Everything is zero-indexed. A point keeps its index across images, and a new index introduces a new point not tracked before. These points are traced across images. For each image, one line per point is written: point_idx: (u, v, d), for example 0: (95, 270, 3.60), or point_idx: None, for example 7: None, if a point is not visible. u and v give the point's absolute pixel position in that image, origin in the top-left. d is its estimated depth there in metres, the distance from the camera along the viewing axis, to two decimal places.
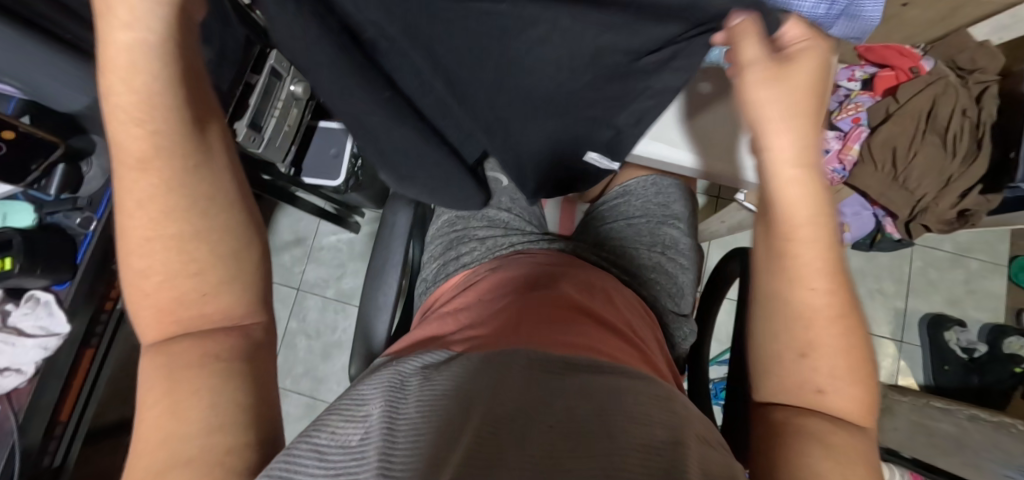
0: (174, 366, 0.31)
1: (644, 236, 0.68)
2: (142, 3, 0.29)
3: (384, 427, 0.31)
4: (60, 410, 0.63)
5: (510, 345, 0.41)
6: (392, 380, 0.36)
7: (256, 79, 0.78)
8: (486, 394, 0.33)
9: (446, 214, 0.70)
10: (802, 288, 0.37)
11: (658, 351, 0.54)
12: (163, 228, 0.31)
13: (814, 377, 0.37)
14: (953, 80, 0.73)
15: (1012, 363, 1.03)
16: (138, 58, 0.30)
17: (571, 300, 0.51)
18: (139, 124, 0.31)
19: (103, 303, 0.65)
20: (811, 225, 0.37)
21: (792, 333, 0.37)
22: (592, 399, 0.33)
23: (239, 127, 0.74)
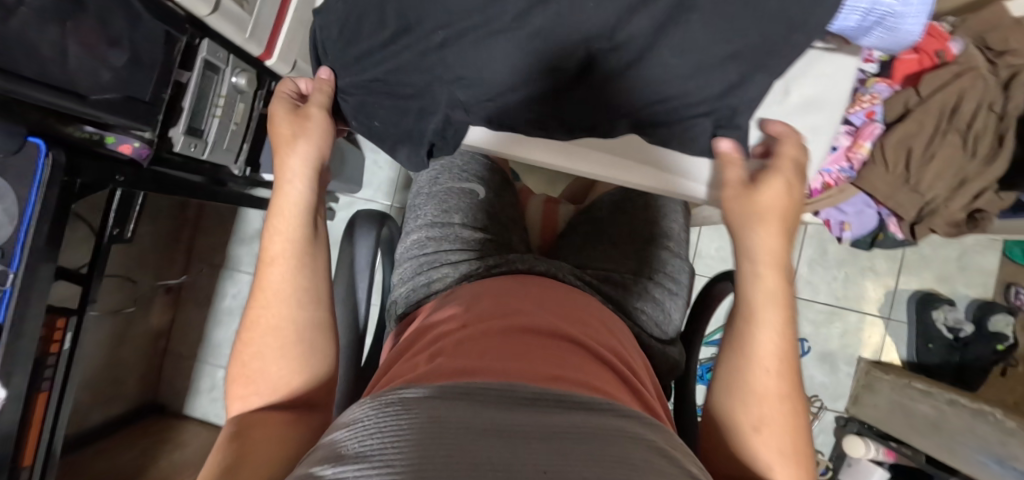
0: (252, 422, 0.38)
1: (629, 258, 0.63)
2: (283, 245, 0.44)
3: (380, 442, 0.29)
4: (23, 457, 0.61)
5: (500, 368, 0.38)
6: (378, 425, 0.31)
7: (187, 77, 0.67)
8: (468, 421, 0.30)
9: (418, 231, 0.64)
10: (745, 413, 0.39)
11: (654, 396, 0.48)
12: (288, 374, 0.42)
13: (764, 450, 0.38)
14: (984, 70, 0.64)
15: (996, 341, 1.05)
16: (284, 266, 0.43)
17: (542, 328, 0.46)
18: (279, 265, 0.43)
19: (47, 346, 0.61)
20: (770, 356, 0.39)
21: (744, 407, 0.40)
22: (599, 460, 0.28)
23: (175, 136, 0.66)
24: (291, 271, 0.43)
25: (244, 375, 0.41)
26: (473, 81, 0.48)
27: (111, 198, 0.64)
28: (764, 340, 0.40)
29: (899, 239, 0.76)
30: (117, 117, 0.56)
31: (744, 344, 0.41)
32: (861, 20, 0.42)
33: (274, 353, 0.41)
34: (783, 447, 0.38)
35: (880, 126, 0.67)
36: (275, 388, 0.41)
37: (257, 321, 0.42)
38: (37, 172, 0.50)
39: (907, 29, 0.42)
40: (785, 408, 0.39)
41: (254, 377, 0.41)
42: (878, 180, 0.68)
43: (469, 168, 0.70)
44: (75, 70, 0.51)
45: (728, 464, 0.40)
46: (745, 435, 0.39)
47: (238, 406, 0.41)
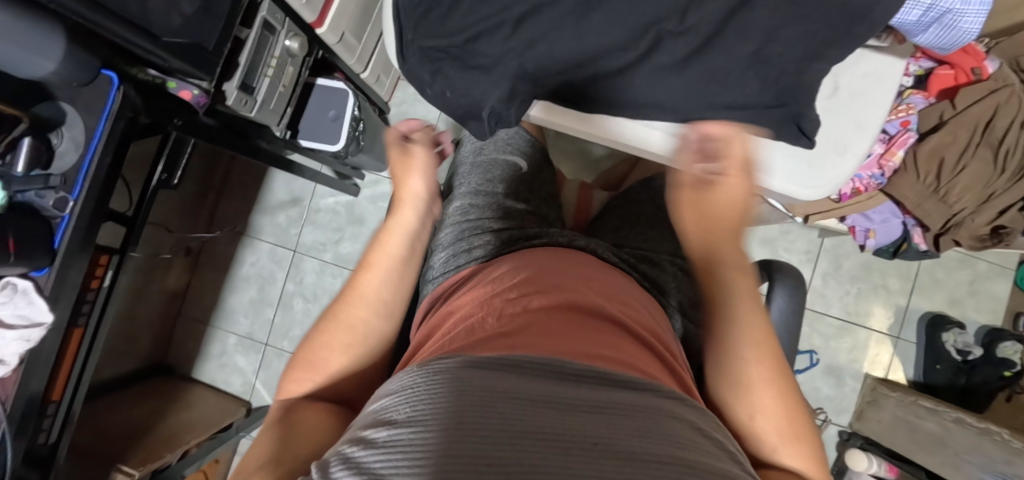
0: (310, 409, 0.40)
1: (666, 241, 0.64)
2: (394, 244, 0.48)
3: (409, 422, 0.28)
4: (52, 390, 0.61)
5: (542, 342, 0.37)
6: (411, 402, 0.30)
7: (246, 34, 0.68)
8: (500, 395, 0.28)
9: (461, 200, 0.66)
10: (744, 408, 0.39)
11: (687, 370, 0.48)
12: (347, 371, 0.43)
13: (767, 439, 0.39)
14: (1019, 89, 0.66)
15: (1002, 367, 1.05)
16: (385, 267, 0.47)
17: (582, 303, 0.45)
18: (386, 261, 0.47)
19: (88, 281, 0.62)
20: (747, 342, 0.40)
21: (739, 399, 0.39)
22: (643, 441, 0.26)
23: (229, 90, 0.68)
24: (387, 279, 0.45)
25: (305, 362, 0.43)
26: (538, 51, 0.50)
27: (162, 147, 0.66)
28: (743, 317, 0.40)
29: (923, 250, 0.77)
30: (185, 63, 0.58)
31: (726, 331, 0.41)
32: (921, 18, 0.46)
33: (338, 349, 0.43)
34: (780, 429, 0.38)
35: (914, 136, 0.69)
36: (326, 378, 0.43)
37: (337, 311, 0.44)
38: (108, 102, 0.53)
39: (963, 28, 0.47)
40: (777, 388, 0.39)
41: (315, 365, 0.43)
42: (909, 187, 0.70)
43: (515, 145, 0.72)
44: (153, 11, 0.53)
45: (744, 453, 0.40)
46: (744, 420, 0.39)
47: (291, 387, 0.43)
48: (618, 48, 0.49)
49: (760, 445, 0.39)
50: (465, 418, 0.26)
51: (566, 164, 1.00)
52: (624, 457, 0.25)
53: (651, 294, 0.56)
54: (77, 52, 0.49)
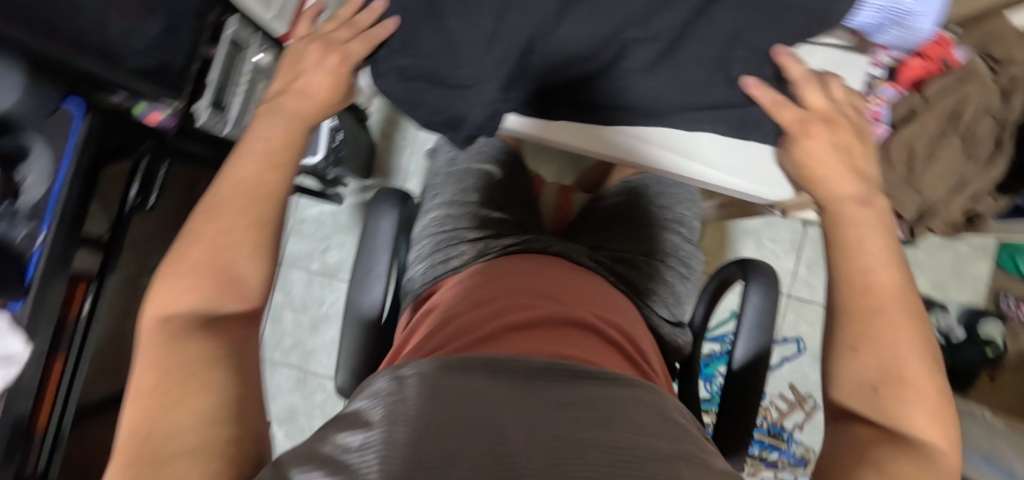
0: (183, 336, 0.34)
1: (643, 243, 0.65)
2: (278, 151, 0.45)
3: (384, 420, 0.30)
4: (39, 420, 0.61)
5: (513, 349, 0.40)
6: (387, 400, 0.32)
7: (214, 51, 0.68)
8: (473, 392, 0.32)
9: (435, 210, 0.65)
10: (851, 344, 0.36)
11: (658, 371, 0.50)
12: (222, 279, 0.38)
13: (867, 371, 0.35)
14: (985, 75, 0.67)
15: (986, 347, 1.09)
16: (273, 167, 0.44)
17: (556, 313, 0.46)
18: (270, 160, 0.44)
19: (66, 310, 0.62)
20: (881, 270, 0.38)
21: (849, 326, 0.37)
22: (606, 430, 0.29)
23: (200, 109, 0.67)
24: (276, 187, 0.43)
25: (191, 277, 0.37)
26: (506, 62, 0.50)
27: (135, 171, 0.66)
28: (870, 249, 0.40)
29: (898, 238, 0.79)
30: (152, 85, 0.57)
31: (845, 255, 0.40)
32: (877, 19, 0.51)
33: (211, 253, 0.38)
34: (886, 364, 0.34)
35: (885, 128, 0.70)
36: (228, 291, 0.38)
37: (220, 215, 0.39)
38: (73, 131, 0.53)
39: (919, 29, 0.51)
40: (907, 320, 0.36)
41: (211, 276, 0.38)
42: (882, 180, 0.71)
43: (489, 150, 0.72)
44: (115, 33, 0.52)
45: (847, 379, 0.36)
46: (841, 354, 0.37)
47: (172, 303, 0.36)
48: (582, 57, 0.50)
49: (861, 330, 0.36)
50: (441, 419, 0.29)
51: (548, 166, 0.99)
52: (620, 436, 0.29)
53: (625, 296, 0.57)
54: None
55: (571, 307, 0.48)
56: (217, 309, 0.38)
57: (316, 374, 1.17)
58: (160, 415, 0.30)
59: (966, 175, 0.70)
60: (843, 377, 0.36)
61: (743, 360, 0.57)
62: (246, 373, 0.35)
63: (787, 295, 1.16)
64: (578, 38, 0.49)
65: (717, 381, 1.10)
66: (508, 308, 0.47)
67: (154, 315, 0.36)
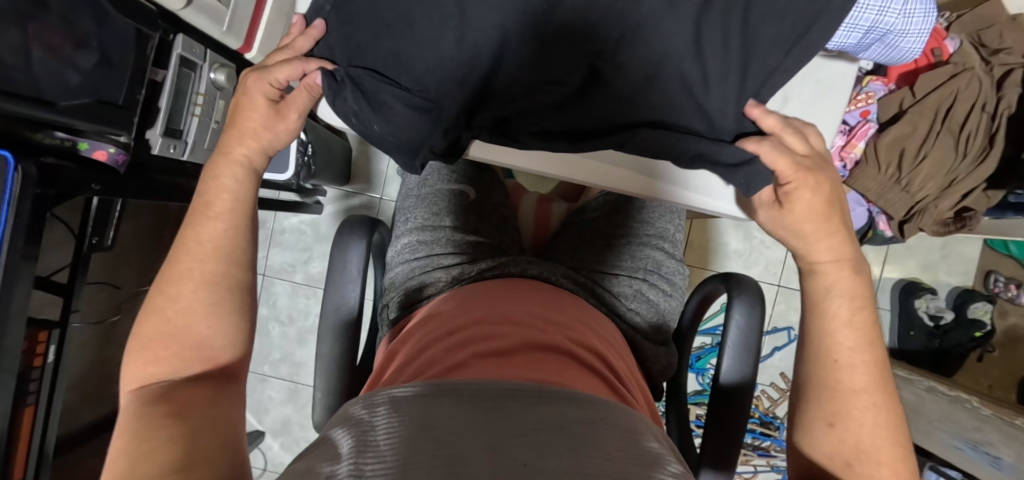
0: (154, 404, 0.32)
1: (625, 259, 0.62)
2: (237, 175, 0.42)
3: (357, 451, 0.30)
4: (13, 472, 0.60)
5: (489, 374, 0.38)
6: (359, 433, 0.32)
7: (162, 75, 0.63)
8: (442, 418, 0.31)
9: (408, 235, 0.63)
10: (823, 421, 0.35)
11: (641, 401, 0.47)
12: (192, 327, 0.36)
13: (843, 448, 0.34)
14: (980, 70, 0.64)
15: (974, 328, 1.08)
16: (232, 200, 0.41)
17: (529, 339, 0.43)
18: (225, 189, 0.41)
19: (31, 359, 0.60)
20: (856, 351, 0.36)
21: (821, 401, 0.36)
22: (575, 458, 0.28)
23: (153, 137, 0.64)
24: (230, 228, 0.39)
25: (156, 339, 0.35)
26: None
27: (88, 210, 0.62)
28: (840, 312, 0.37)
29: (887, 237, 0.77)
30: (92, 124, 0.54)
31: (821, 326, 0.37)
32: (863, 39, 0.48)
33: (185, 301, 0.36)
34: (860, 442, 0.34)
35: (874, 126, 0.68)
36: (190, 354, 0.36)
37: (181, 261, 0.37)
38: (5, 186, 0.48)
39: (904, 47, 0.50)
40: (878, 389, 0.35)
41: (173, 336, 0.36)
42: (870, 180, 0.68)
43: (462, 169, 0.69)
44: (41, 74, 0.49)
45: (821, 456, 0.35)
46: (815, 425, 0.36)
47: (143, 371, 0.35)
48: (563, 78, 0.49)
49: (835, 407, 0.35)
50: (408, 450, 0.28)
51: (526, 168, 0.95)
52: (586, 464, 0.28)
53: (606, 318, 0.55)
54: None
55: (544, 331, 0.45)
56: (182, 375, 0.35)
57: (307, 386, 1.16)
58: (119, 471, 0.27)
59: (956, 172, 0.67)
60: (817, 452, 0.36)
61: (729, 365, 0.55)
62: (219, 422, 0.32)
63: (777, 286, 1.14)
64: (560, 63, 0.49)
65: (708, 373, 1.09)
66: (478, 337, 0.44)
67: (129, 390, 0.34)
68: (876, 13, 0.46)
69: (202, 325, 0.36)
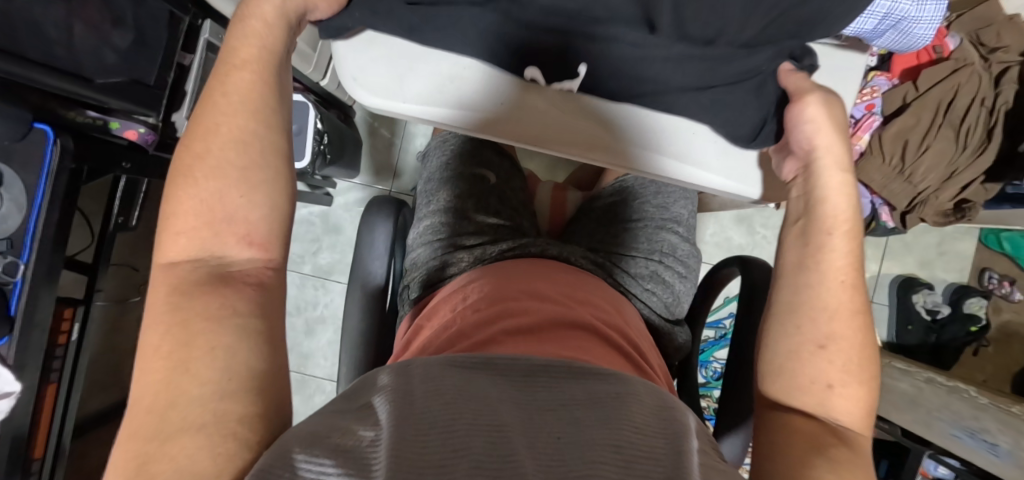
0: (189, 311, 0.28)
1: (641, 242, 0.64)
2: (254, 59, 0.35)
3: (394, 418, 0.26)
4: (35, 448, 0.60)
5: (522, 346, 0.38)
6: (392, 395, 0.29)
7: (189, 59, 0.64)
8: (474, 389, 0.29)
9: (430, 217, 0.64)
10: (809, 345, 0.33)
11: (660, 375, 0.49)
12: (229, 213, 0.31)
13: (826, 371, 0.32)
14: (977, 66, 0.67)
15: (969, 323, 1.12)
16: (249, 82, 0.34)
17: (556, 315, 0.44)
18: (244, 73, 0.34)
19: (55, 337, 0.60)
20: (842, 275, 0.35)
21: (810, 324, 0.33)
22: (606, 429, 0.26)
23: (179, 120, 0.64)
24: (254, 105, 0.34)
25: (187, 197, 0.31)
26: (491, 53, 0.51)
27: (115, 190, 0.63)
28: (839, 250, 0.36)
29: (890, 227, 0.79)
30: (123, 102, 0.55)
31: (811, 262, 0.36)
32: (878, 25, 0.50)
33: (221, 177, 0.31)
34: (847, 363, 0.32)
35: (877, 119, 0.71)
36: (223, 228, 0.31)
37: (206, 139, 0.32)
38: (45, 157, 0.50)
39: (917, 34, 0.52)
40: (857, 325, 0.34)
41: (207, 204, 0.31)
42: (875, 171, 0.71)
43: (480, 155, 0.71)
44: (80, 51, 0.50)
45: (785, 387, 0.33)
46: (803, 349, 0.33)
47: (176, 241, 0.30)
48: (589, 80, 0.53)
49: (818, 327, 0.33)
50: (442, 412, 0.26)
51: (537, 159, 0.97)
52: (612, 429, 0.26)
53: (624, 298, 0.56)
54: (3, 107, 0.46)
55: (570, 308, 0.46)
56: (221, 254, 0.30)
57: (316, 377, 1.17)
58: (160, 392, 0.25)
59: (957, 164, 0.70)
60: (781, 381, 0.33)
61: (741, 341, 0.57)
62: (265, 335, 0.29)
63: None
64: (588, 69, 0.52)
65: (711, 367, 1.11)
66: (507, 313, 0.44)
67: (161, 265, 0.30)
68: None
69: (236, 193, 0.31)
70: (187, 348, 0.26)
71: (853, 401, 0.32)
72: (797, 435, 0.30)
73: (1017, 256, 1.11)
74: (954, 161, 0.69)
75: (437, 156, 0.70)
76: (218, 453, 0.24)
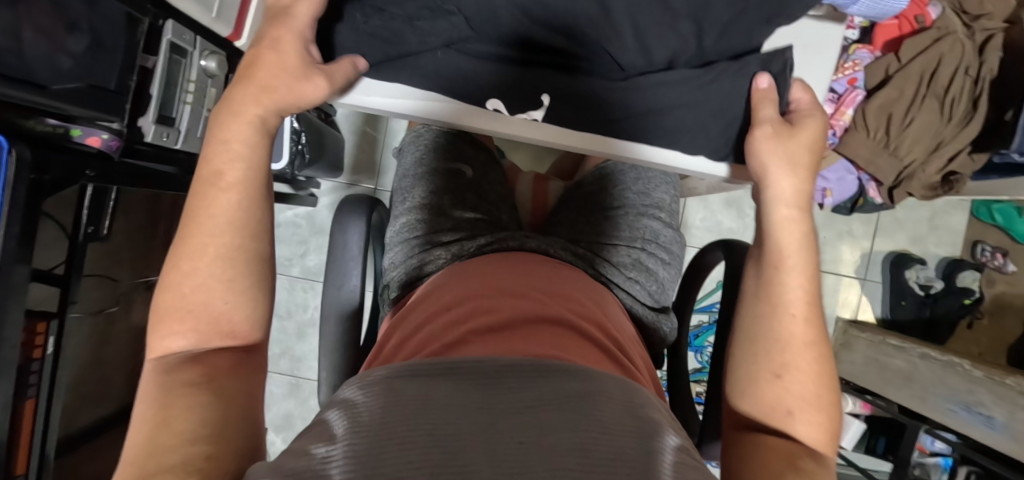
0: (169, 385, 0.30)
1: (622, 230, 0.62)
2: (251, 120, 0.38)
3: (351, 433, 0.24)
4: (16, 464, 0.59)
5: (494, 345, 0.37)
6: (348, 409, 0.26)
7: (152, 62, 0.63)
8: (434, 394, 0.26)
9: (406, 215, 0.63)
10: (769, 375, 0.37)
11: (642, 365, 0.48)
12: (202, 291, 0.34)
13: (785, 399, 0.36)
14: (961, 34, 0.66)
15: (963, 296, 1.11)
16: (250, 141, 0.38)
17: (532, 310, 0.43)
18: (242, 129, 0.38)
19: (29, 352, 0.59)
20: (797, 308, 0.39)
21: (769, 355, 0.38)
22: (575, 430, 0.24)
23: (145, 125, 0.63)
24: (250, 169, 0.37)
25: (174, 307, 0.33)
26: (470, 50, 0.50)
27: (82, 200, 0.62)
28: (792, 283, 0.40)
29: (877, 204, 0.78)
30: (84, 109, 0.54)
31: (769, 295, 0.40)
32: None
33: (202, 253, 0.34)
34: (805, 390, 0.36)
35: (861, 93, 0.68)
36: (215, 323, 0.34)
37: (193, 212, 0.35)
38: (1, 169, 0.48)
39: (892, 2, 0.56)
40: (815, 355, 0.37)
41: (192, 311, 0.33)
42: (859, 145, 0.70)
43: (456, 149, 0.69)
44: (32, 58, 0.48)
45: (755, 418, 0.37)
46: (764, 378, 0.37)
47: (167, 341, 0.33)
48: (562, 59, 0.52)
49: (774, 357, 0.37)
50: (400, 421, 0.24)
51: (521, 150, 0.95)
52: (583, 432, 0.24)
53: (605, 288, 0.55)
54: None
55: (546, 303, 0.45)
56: (210, 345, 0.34)
57: (309, 380, 1.16)
58: (139, 452, 0.26)
59: (942, 137, 0.69)
60: (752, 412, 0.37)
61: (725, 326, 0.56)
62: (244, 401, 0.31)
63: None
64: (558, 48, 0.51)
65: (706, 351, 1.10)
66: (480, 310, 0.43)
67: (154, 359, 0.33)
68: None
69: (215, 271, 0.34)
70: (165, 412, 0.28)
71: (814, 424, 0.35)
72: (764, 454, 0.33)
73: (1010, 227, 1.10)
74: (939, 133, 0.68)
75: (412, 151, 0.69)
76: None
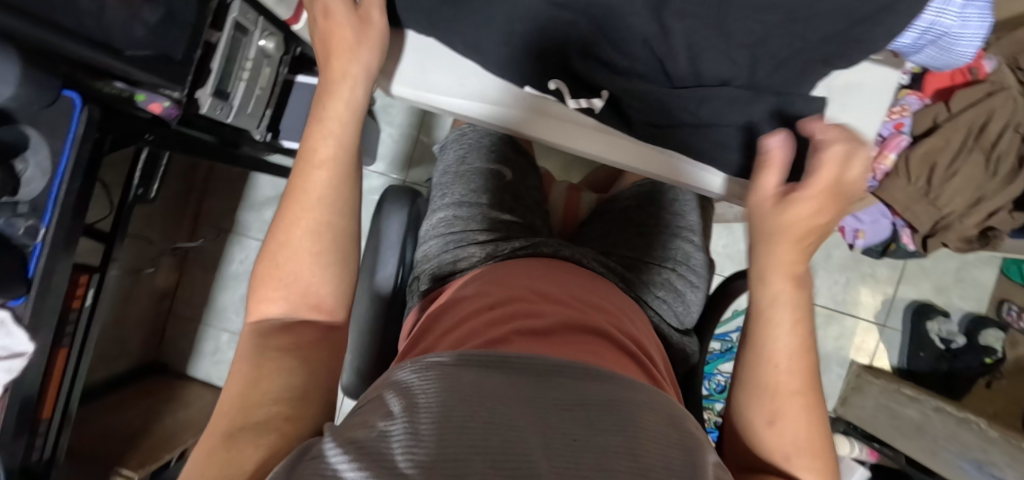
0: (259, 357, 0.34)
1: (655, 250, 0.63)
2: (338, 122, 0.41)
3: (411, 413, 0.25)
4: (42, 410, 0.61)
5: (533, 347, 0.38)
6: (404, 391, 0.27)
7: (217, 37, 0.64)
8: (488, 383, 0.27)
9: (444, 210, 0.64)
10: (763, 425, 0.38)
11: (666, 380, 0.49)
12: (283, 290, 0.37)
13: (780, 446, 0.38)
14: (1015, 90, 0.66)
15: (985, 354, 1.10)
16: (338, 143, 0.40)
17: (568, 318, 0.44)
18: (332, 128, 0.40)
19: (69, 302, 0.61)
20: (785, 355, 0.38)
21: (759, 404, 0.39)
22: (617, 435, 0.25)
23: (202, 97, 0.65)
24: (333, 173, 0.39)
25: (272, 276, 0.37)
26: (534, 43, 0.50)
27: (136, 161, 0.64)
28: (781, 332, 0.39)
29: (910, 251, 0.77)
30: (151, 76, 0.56)
31: (756, 339, 0.39)
32: (917, 41, 0.50)
33: (299, 241, 0.38)
34: (797, 437, 0.37)
35: (905, 139, 0.69)
36: (303, 298, 0.37)
37: (288, 208, 0.38)
38: (73, 124, 0.51)
39: (958, 52, 0.52)
40: (803, 399, 0.38)
41: (287, 284, 0.37)
42: (898, 192, 0.69)
43: (498, 151, 0.71)
44: (111, 22, 0.50)
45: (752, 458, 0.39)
46: (758, 426, 0.38)
47: (263, 309, 0.37)
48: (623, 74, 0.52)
49: (766, 405, 0.38)
50: (457, 407, 0.24)
51: (553, 158, 0.96)
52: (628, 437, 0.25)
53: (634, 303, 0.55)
54: (36, 72, 0.46)
55: (584, 313, 0.46)
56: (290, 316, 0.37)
57: None
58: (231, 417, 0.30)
59: (984, 191, 0.68)
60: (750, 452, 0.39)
61: None
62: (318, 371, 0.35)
63: None
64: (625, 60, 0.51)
65: (716, 379, 1.09)
66: (518, 313, 0.44)
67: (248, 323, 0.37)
68: (936, 14, 0.47)
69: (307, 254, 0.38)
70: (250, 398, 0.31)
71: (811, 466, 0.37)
72: None
73: None
74: (982, 186, 0.68)
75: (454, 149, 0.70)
76: (266, 447, 0.28)
